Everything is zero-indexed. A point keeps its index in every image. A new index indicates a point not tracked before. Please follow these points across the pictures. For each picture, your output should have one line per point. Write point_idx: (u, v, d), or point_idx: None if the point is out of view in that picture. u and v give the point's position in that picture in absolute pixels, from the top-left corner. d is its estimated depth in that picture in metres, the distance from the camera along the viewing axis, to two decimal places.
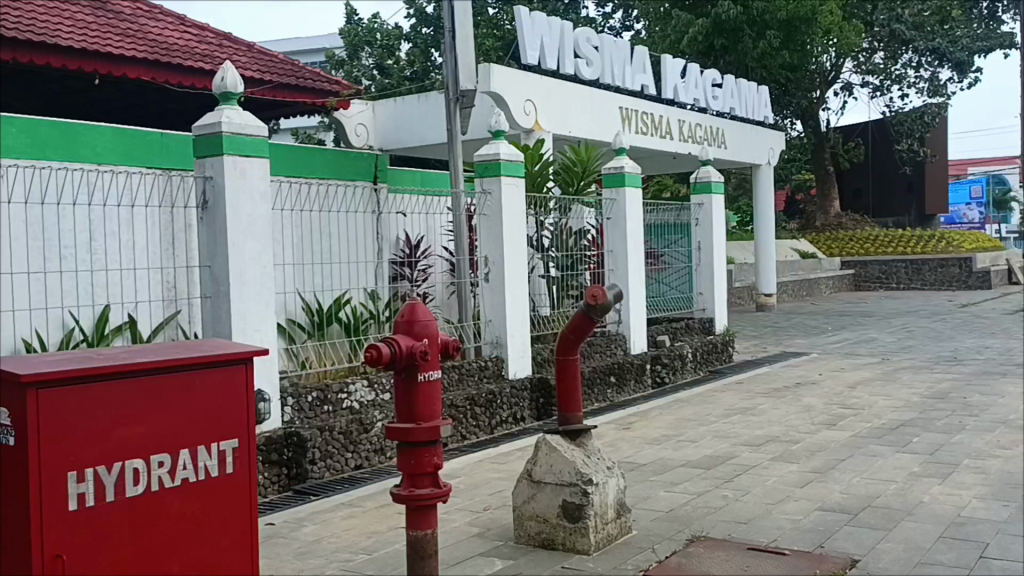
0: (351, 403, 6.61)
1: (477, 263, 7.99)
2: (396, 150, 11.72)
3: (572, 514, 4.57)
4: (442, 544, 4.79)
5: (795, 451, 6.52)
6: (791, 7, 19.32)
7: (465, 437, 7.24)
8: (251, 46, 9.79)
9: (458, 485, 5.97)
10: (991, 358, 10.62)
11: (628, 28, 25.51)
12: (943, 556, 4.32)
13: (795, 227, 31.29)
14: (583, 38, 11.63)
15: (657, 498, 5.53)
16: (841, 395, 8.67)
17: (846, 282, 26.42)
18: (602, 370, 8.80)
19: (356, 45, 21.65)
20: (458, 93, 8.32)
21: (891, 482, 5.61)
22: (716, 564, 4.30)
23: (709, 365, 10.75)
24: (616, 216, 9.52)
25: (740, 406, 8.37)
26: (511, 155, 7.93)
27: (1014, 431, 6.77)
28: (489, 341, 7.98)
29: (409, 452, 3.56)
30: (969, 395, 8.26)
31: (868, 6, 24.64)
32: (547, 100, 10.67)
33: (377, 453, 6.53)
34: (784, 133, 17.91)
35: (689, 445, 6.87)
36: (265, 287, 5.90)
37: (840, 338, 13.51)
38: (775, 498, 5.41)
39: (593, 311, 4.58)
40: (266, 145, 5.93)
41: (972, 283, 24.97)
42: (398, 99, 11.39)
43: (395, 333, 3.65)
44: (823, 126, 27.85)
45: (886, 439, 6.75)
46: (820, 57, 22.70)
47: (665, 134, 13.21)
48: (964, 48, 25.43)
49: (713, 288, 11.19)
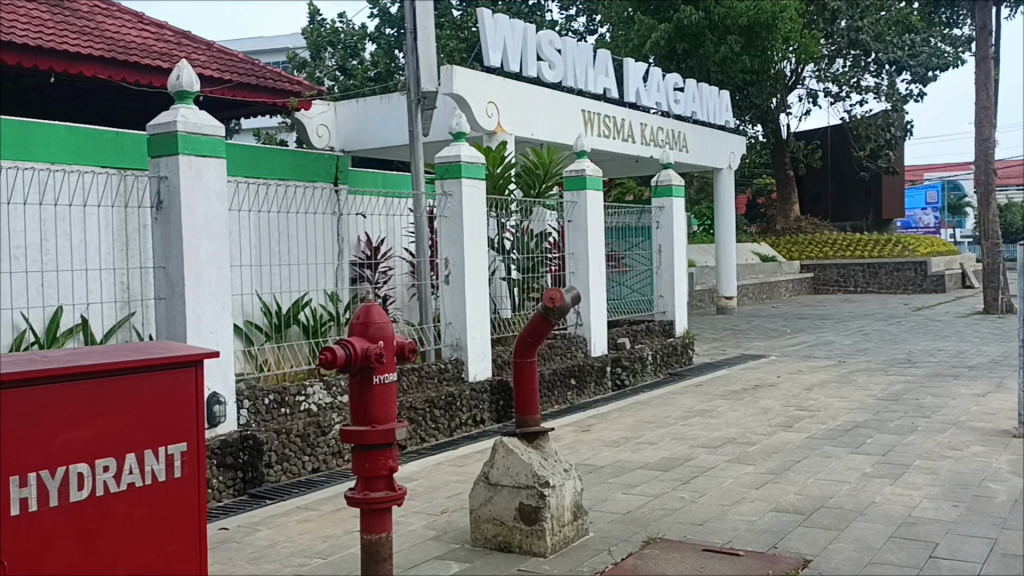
0: (309, 406, 6.48)
1: (438, 265, 7.99)
2: (358, 151, 11.66)
3: (528, 517, 4.57)
4: (399, 548, 4.77)
5: (751, 452, 6.59)
6: (752, 13, 19.53)
7: (425, 440, 7.24)
8: (210, 45, 9.72)
9: (417, 488, 5.96)
10: (944, 361, 10.83)
11: (591, 31, 25.64)
12: (893, 555, 4.38)
13: (756, 230, 31.61)
14: (546, 41, 11.64)
15: (614, 500, 5.56)
16: (798, 397, 8.79)
17: (806, 285, 26.78)
18: (562, 373, 8.84)
19: (319, 45, 21.55)
20: (419, 94, 8.26)
21: (845, 483, 5.69)
22: (672, 565, 4.33)
23: (668, 367, 10.82)
24: (577, 218, 9.52)
25: (699, 408, 8.45)
26: (471, 157, 7.93)
27: (963, 433, 6.91)
28: (449, 343, 7.96)
29: (365, 455, 3.56)
30: (921, 397, 8.41)
31: (827, 15, 25.04)
32: (509, 102, 10.67)
33: (335, 455, 6.51)
34: (745, 137, 18.04)
35: (648, 447, 6.91)
36: (222, 288, 5.83)
37: (798, 341, 13.68)
38: (731, 499, 5.46)
39: (552, 313, 4.58)
40: (223, 145, 5.88)
41: (927, 286, 25.51)
42: (360, 100, 11.34)
43: (352, 335, 3.66)
44: (783, 131, 28.24)
45: (841, 440, 6.86)
46: (781, 63, 22.96)
47: (627, 136, 13.28)
48: (922, 63, 25.88)
49: (673, 291, 11.23)
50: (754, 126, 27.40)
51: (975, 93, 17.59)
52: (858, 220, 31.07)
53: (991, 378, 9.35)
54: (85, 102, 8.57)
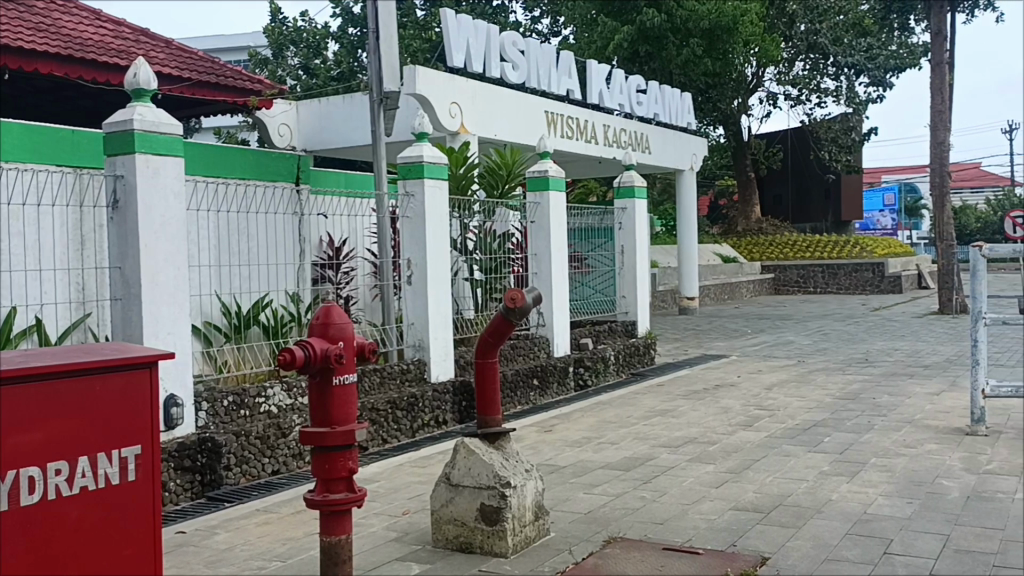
0: (269, 407, 6.42)
1: (400, 266, 7.97)
2: (320, 151, 11.59)
3: (489, 518, 4.57)
4: (359, 549, 4.74)
5: (711, 451, 6.65)
6: (713, 16, 19.72)
7: (386, 441, 7.20)
8: (169, 42, 9.61)
9: (378, 489, 5.92)
10: (900, 360, 11.01)
11: (555, 33, 25.71)
12: (849, 552, 4.44)
13: (718, 232, 31.89)
14: (509, 42, 11.64)
15: (576, 499, 5.58)
16: (758, 396, 8.89)
17: (766, 286, 27.07)
18: (524, 373, 8.85)
19: (281, 44, 21.39)
20: (381, 94, 8.21)
21: (803, 481, 5.76)
22: (632, 564, 4.35)
23: (630, 368, 10.88)
24: (540, 219, 9.54)
25: (661, 407, 8.51)
26: (434, 157, 7.91)
27: (918, 431, 7.02)
28: (411, 344, 7.94)
29: (324, 456, 3.55)
30: (878, 396, 8.54)
31: (786, 18, 25.35)
32: (471, 103, 10.65)
33: (295, 457, 6.45)
34: (707, 139, 18.19)
35: (610, 447, 6.94)
36: (179, 289, 5.76)
37: (759, 341, 13.82)
38: (691, 498, 5.50)
39: (513, 314, 4.59)
40: (180, 144, 5.81)
41: (884, 287, 25.91)
42: (322, 100, 11.26)
43: (311, 336, 3.64)
44: (744, 133, 28.57)
45: (800, 439, 6.94)
46: (743, 66, 23.20)
47: (590, 138, 13.33)
48: (880, 65, 26.25)
49: (636, 292, 11.29)
50: (715, 128, 27.66)
51: (931, 97, 17.90)
52: (818, 221, 31.46)
53: (945, 377, 9.52)
54: (41, 99, 8.42)
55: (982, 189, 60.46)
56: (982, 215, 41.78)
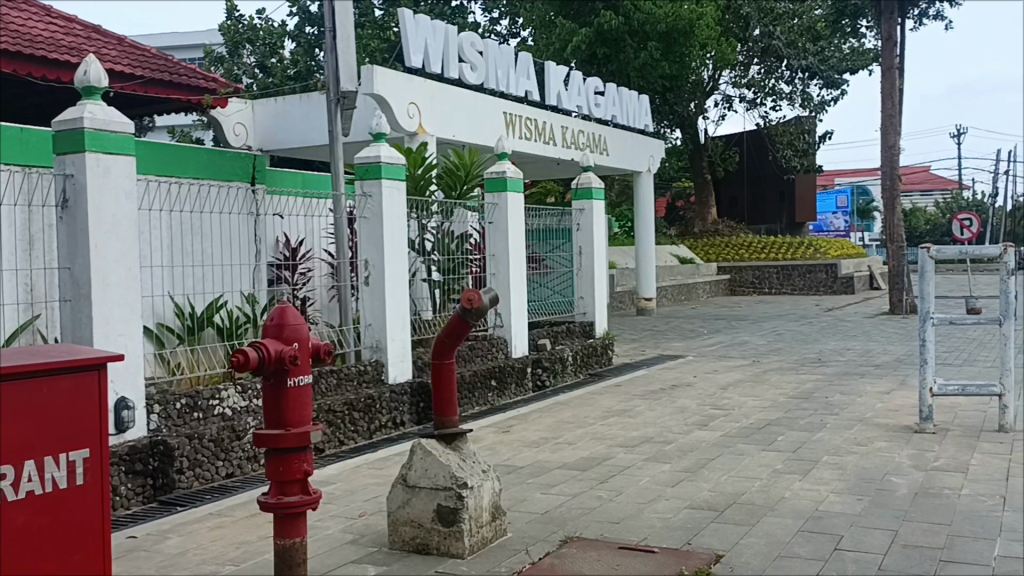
0: (223, 410, 6.35)
1: (358, 266, 7.94)
2: (277, 151, 11.49)
3: (446, 519, 4.56)
4: (314, 552, 4.70)
5: (667, 451, 6.70)
6: (670, 20, 19.91)
7: (344, 442, 7.16)
8: (121, 39, 9.45)
9: (334, 491, 5.89)
10: (852, 360, 11.20)
11: (514, 34, 25.77)
12: (800, 549, 4.51)
13: (676, 233, 32.17)
14: (468, 43, 11.64)
15: (533, 500, 5.59)
16: (714, 396, 8.99)
17: (723, 287, 27.36)
18: (482, 375, 8.84)
19: (237, 43, 21.18)
20: (339, 94, 8.16)
21: (756, 479, 5.83)
22: (588, 563, 4.37)
23: (588, 368, 10.93)
24: (497, 220, 9.55)
25: (618, 408, 8.57)
26: (391, 157, 7.88)
27: (869, 429, 7.15)
28: (368, 345, 7.91)
29: (278, 458, 3.54)
30: (830, 395, 8.67)
31: (742, 22, 25.69)
32: (430, 103, 10.63)
33: (249, 460, 6.39)
34: (664, 141, 18.34)
35: (567, 447, 6.97)
36: (131, 290, 5.67)
37: (714, 341, 13.96)
38: (647, 497, 5.54)
39: (469, 315, 4.59)
40: (132, 143, 5.72)
41: (837, 288, 26.28)
42: (279, 100, 11.16)
43: (265, 337, 3.60)
44: (700, 136, 28.92)
45: (754, 438, 7.02)
46: (699, 70, 23.45)
47: (548, 140, 13.38)
48: (832, 67, 26.64)
49: (594, 293, 11.33)
50: (672, 131, 27.92)
51: (881, 101, 18.26)
52: (773, 223, 31.85)
53: (895, 376, 9.70)
54: None
55: (932, 192, 61.78)
56: (931, 217, 42.72)
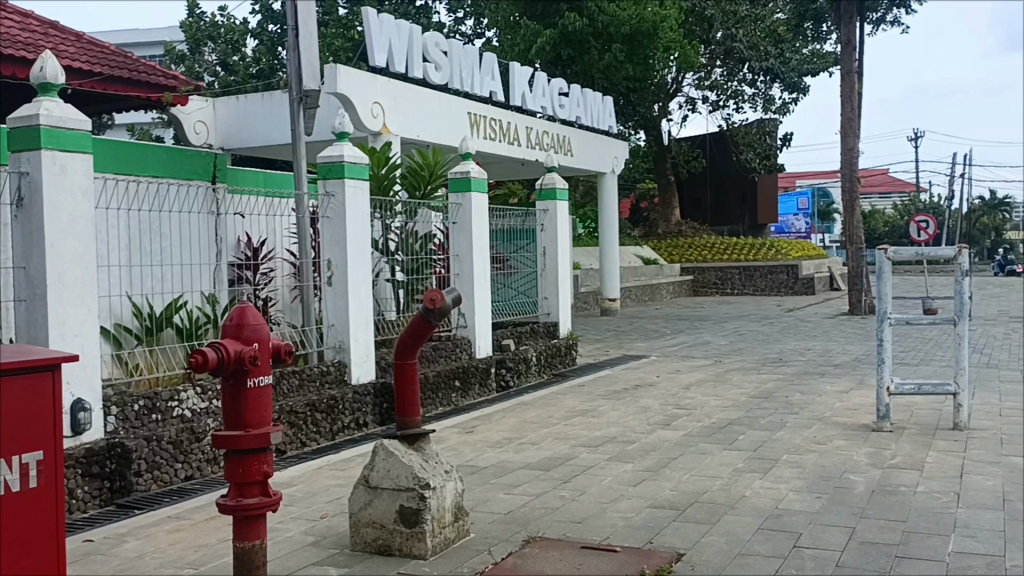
0: (182, 411, 6.27)
1: (321, 266, 7.88)
2: (238, 150, 11.37)
3: (409, 519, 4.54)
4: (274, 555, 4.66)
5: (630, 451, 6.73)
6: (634, 22, 20.01)
7: (306, 444, 7.10)
8: (79, 35, 9.29)
9: (295, 493, 5.83)
10: (812, 359, 11.34)
11: (479, 34, 25.75)
12: (760, 547, 4.55)
13: (639, 234, 32.32)
14: (432, 43, 11.61)
15: (496, 500, 5.59)
16: (677, 396, 9.05)
17: (686, 287, 27.57)
18: (446, 375, 8.81)
19: (198, 40, 20.93)
20: (301, 92, 8.09)
21: (717, 478, 5.88)
22: (550, 563, 4.37)
23: (552, 368, 10.94)
24: (461, 220, 9.53)
25: (581, 408, 8.59)
26: (355, 157, 7.84)
27: (828, 428, 7.24)
28: (331, 346, 7.86)
29: (237, 460, 3.51)
30: (790, 395, 8.76)
31: (705, 24, 25.97)
32: (393, 103, 10.58)
33: (209, 462, 6.31)
34: (627, 143, 18.43)
35: (531, 447, 6.98)
36: (87, 290, 5.58)
37: (677, 342, 14.06)
38: (609, 497, 5.56)
39: (432, 315, 4.58)
40: (89, 140, 5.63)
41: (798, 289, 26.75)
42: (241, 98, 11.05)
43: (224, 337, 3.57)
44: (664, 137, 29.17)
45: (715, 437, 7.08)
46: (663, 72, 23.60)
47: (512, 140, 13.39)
48: (793, 69, 26.90)
49: (557, 293, 11.36)
50: (636, 132, 28.08)
51: (841, 104, 18.51)
52: (735, 224, 32.10)
53: (853, 376, 9.83)
54: None
55: (891, 195, 62.78)
56: (890, 219, 43.40)
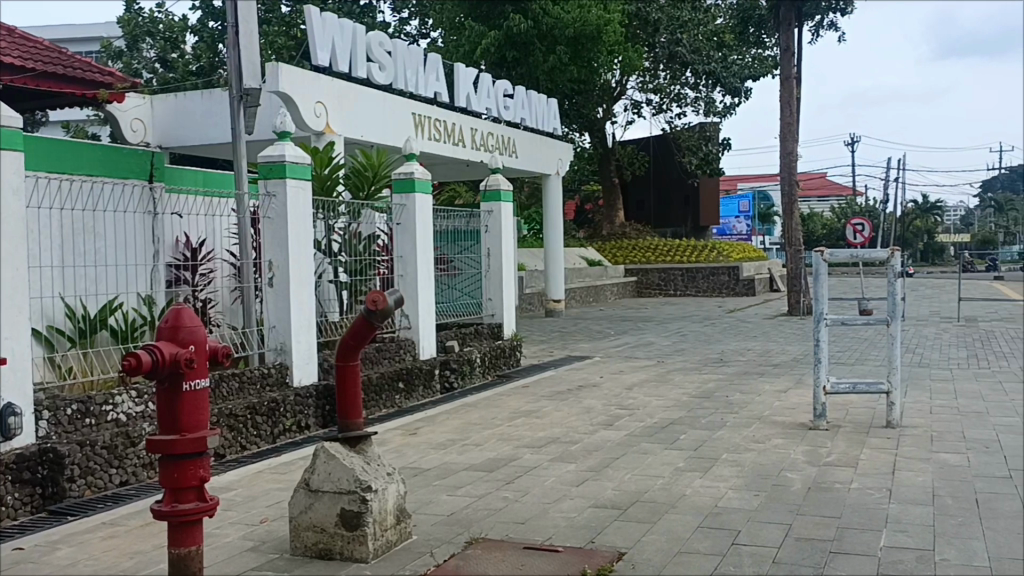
0: (117, 415, 6.14)
1: (262, 267, 7.78)
2: (176, 148, 11.18)
3: (350, 523, 4.51)
4: (212, 561, 4.57)
5: (573, 451, 6.78)
6: (577, 24, 20.16)
7: (245, 447, 7.00)
8: (11, 30, 9.06)
9: (234, 497, 5.74)
10: (752, 360, 11.54)
11: (423, 35, 25.69)
12: (700, 544, 4.61)
13: (584, 235, 32.52)
14: (376, 42, 11.53)
15: (439, 502, 5.57)
16: (620, 396, 9.13)
17: (630, 289, 27.82)
18: (389, 377, 8.77)
19: (136, 36, 20.40)
20: (241, 90, 7.96)
21: (658, 477, 5.94)
22: (492, 564, 4.37)
23: (496, 369, 10.95)
24: (406, 221, 9.49)
25: (525, 409, 8.60)
26: (297, 157, 7.74)
27: (766, 426, 7.37)
28: (273, 347, 7.77)
29: (171, 465, 3.45)
30: (731, 395, 8.89)
31: (649, 29, 26.33)
32: (336, 102, 10.49)
33: (145, 466, 6.19)
34: (572, 144, 18.54)
35: (474, 448, 6.98)
36: (17, 290, 5.41)
37: (620, 342, 14.18)
38: (552, 497, 5.59)
39: (375, 317, 4.54)
40: (20, 138, 5.48)
41: (739, 290, 27.02)
42: (179, 96, 10.86)
43: (159, 339, 3.50)
44: (608, 140, 29.47)
45: (657, 436, 7.16)
46: (607, 74, 23.82)
47: (457, 142, 13.37)
48: (735, 74, 27.34)
49: (502, 294, 11.37)
50: (581, 134, 28.29)
51: (781, 109, 18.89)
52: (678, 225, 32.49)
53: (792, 376, 10.03)
54: None
55: (829, 198, 64.19)
56: (827, 223, 44.32)
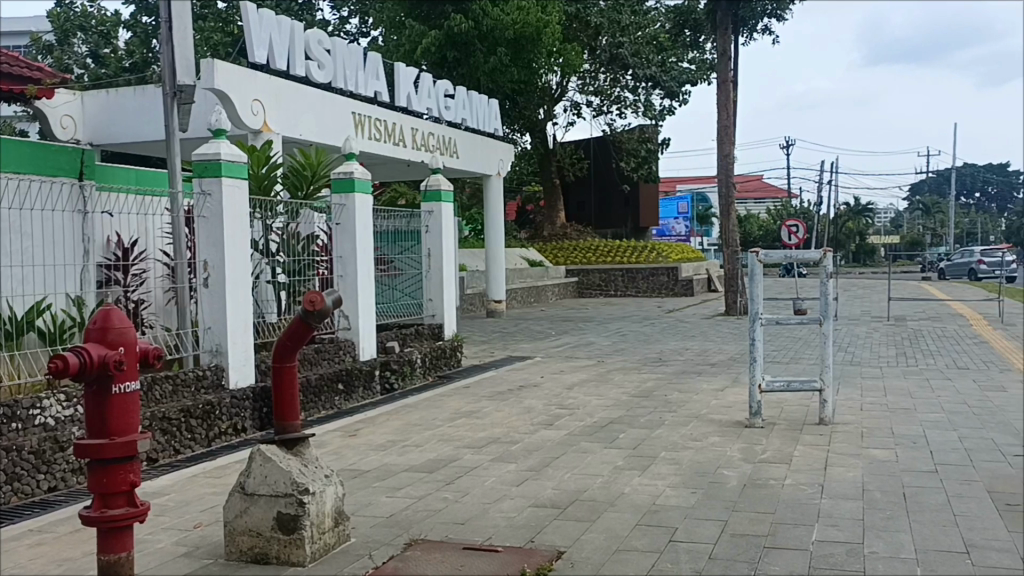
0: (44, 420, 5.97)
1: (197, 267, 7.63)
2: (108, 145, 10.89)
3: (286, 526, 4.44)
4: (143, 567, 4.47)
5: (513, 451, 6.78)
6: (518, 25, 20.22)
7: (179, 451, 6.85)
8: None
9: (167, 503, 5.62)
10: (690, 359, 11.70)
11: (364, 34, 25.53)
12: (638, 542, 4.65)
13: (525, 236, 32.63)
14: (314, 40, 11.41)
15: (378, 504, 5.52)
16: (560, 396, 9.17)
17: (571, 289, 28.00)
18: (328, 378, 8.67)
19: (67, 30, 19.93)
20: (175, 87, 7.79)
21: (598, 476, 5.99)
22: (431, 565, 4.35)
23: (437, 370, 10.92)
24: (345, 221, 9.40)
25: (466, 409, 8.59)
26: (232, 155, 7.61)
27: (704, 425, 7.48)
28: (208, 349, 7.62)
29: (100, 470, 3.38)
30: (669, 393, 9.01)
31: (590, 32, 26.59)
32: (274, 100, 10.34)
33: (74, 472, 6.03)
34: (513, 145, 18.58)
35: (414, 449, 6.94)
36: None
37: (561, 343, 14.25)
38: (492, 498, 5.58)
39: (312, 317, 4.48)
40: None
41: (678, 290, 27.53)
42: (111, 91, 10.60)
43: (87, 341, 3.39)
44: (549, 140, 29.60)
45: (597, 435, 7.21)
46: (547, 75, 23.91)
47: (397, 141, 13.30)
48: (674, 78, 27.70)
49: (442, 295, 11.33)
50: (522, 135, 28.36)
51: (718, 113, 19.19)
52: (619, 227, 32.79)
53: (728, 374, 10.20)
54: None
55: (765, 200, 65.42)
56: (763, 224, 45.20)
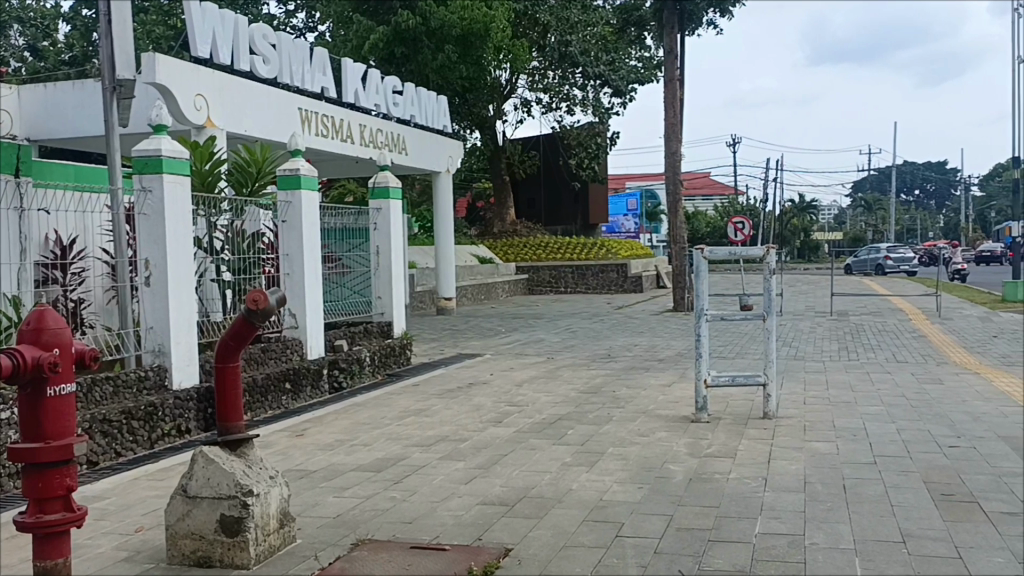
0: None
1: (138, 266, 7.47)
2: (47, 141, 10.62)
3: (230, 529, 4.38)
4: (82, 572, 4.36)
5: (462, 449, 6.76)
6: (465, 23, 20.18)
7: (120, 454, 6.71)
8: None
9: (107, 507, 5.50)
10: (638, 355, 11.79)
11: (311, 29, 25.29)
12: (585, 538, 4.68)
13: (476, 234, 32.55)
14: (260, 35, 11.24)
15: (324, 504, 5.47)
16: (509, 393, 9.17)
17: (521, 286, 28.06)
18: (275, 378, 8.56)
19: None
20: (115, 82, 7.61)
21: (545, 473, 6.01)
22: (378, 565, 4.33)
23: (385, 368, 10.84)
24: (291, 218, 9.29)
25: (415, 407, 8.56)
26: (174, 150, 7.46)
27: (651, 420, 7.54)
28: (149, 349, 7.46)
29: (36, 474, 3.30)
30: (617, 389, 9.07)
31: (537, 31, 26.72)
32: (218, 95, 10.18)
33: (12, 476, 5.89)
34: (462, 143, 18.55)
35: (362, 448, 6.89)
36: None
37: (511, 340, 14.26)
38: (440, 496, 5.57)
39: (255, 316, 4.42)
40: None
41: (627, 286, 27.81)
42: (48, 86, 10.33)
43: (20, 342, 3.31)
44: (499, 138, 29.56)
45: (545, 432, 7.23)
46: (496, 71, 23.90)
47: (345, 137, 13.18)
48: (623, 77, 27.89)
49: (391, 292, 11.26)
50: (472, 131, 28.29)
51: (665, 111, 19.36)
52: (569, 224, 32.87)
53: (676, 370, 10.31)
54: None
55: (712, 198, 66.17)
56: (711, 221, 45.80)
